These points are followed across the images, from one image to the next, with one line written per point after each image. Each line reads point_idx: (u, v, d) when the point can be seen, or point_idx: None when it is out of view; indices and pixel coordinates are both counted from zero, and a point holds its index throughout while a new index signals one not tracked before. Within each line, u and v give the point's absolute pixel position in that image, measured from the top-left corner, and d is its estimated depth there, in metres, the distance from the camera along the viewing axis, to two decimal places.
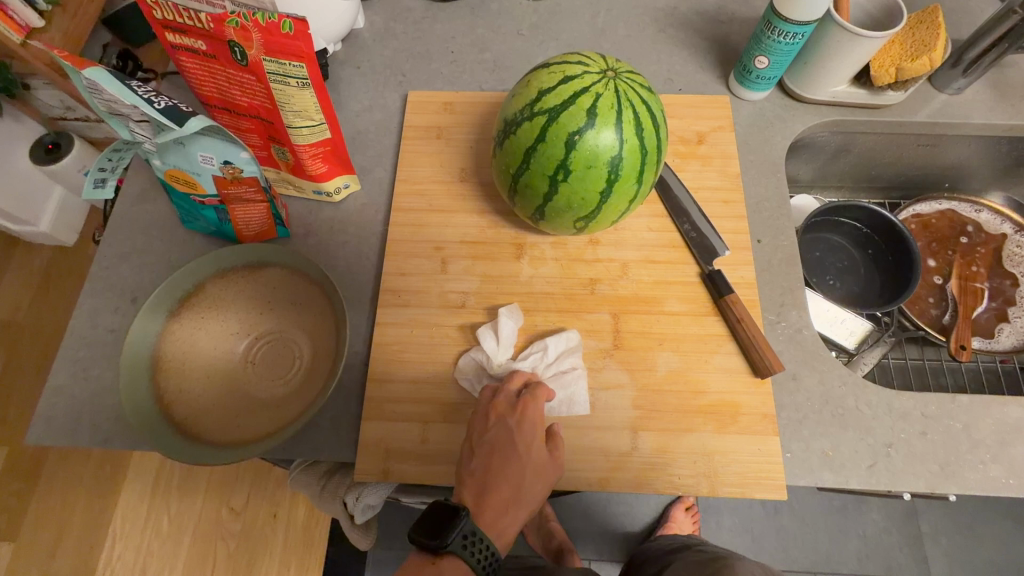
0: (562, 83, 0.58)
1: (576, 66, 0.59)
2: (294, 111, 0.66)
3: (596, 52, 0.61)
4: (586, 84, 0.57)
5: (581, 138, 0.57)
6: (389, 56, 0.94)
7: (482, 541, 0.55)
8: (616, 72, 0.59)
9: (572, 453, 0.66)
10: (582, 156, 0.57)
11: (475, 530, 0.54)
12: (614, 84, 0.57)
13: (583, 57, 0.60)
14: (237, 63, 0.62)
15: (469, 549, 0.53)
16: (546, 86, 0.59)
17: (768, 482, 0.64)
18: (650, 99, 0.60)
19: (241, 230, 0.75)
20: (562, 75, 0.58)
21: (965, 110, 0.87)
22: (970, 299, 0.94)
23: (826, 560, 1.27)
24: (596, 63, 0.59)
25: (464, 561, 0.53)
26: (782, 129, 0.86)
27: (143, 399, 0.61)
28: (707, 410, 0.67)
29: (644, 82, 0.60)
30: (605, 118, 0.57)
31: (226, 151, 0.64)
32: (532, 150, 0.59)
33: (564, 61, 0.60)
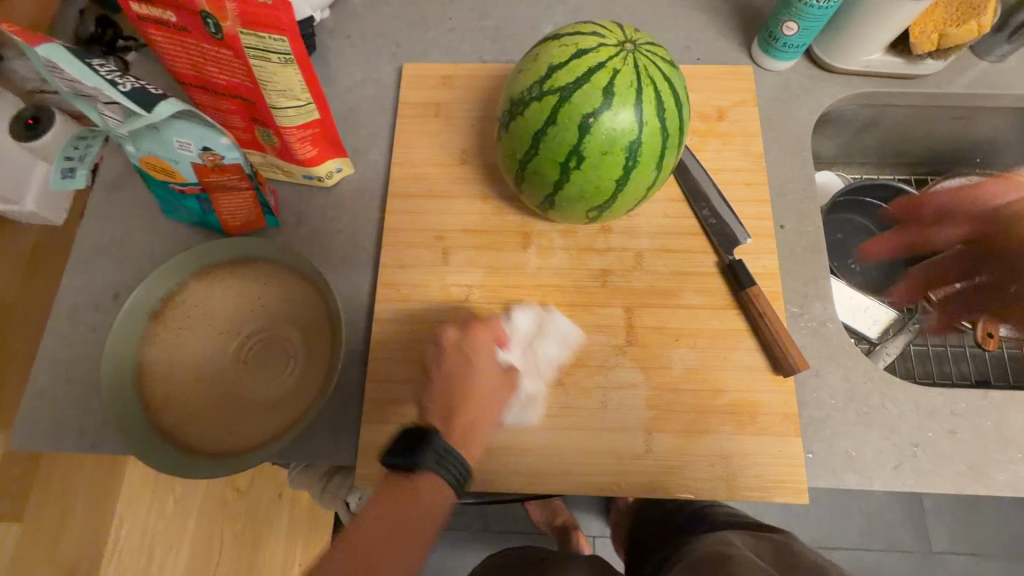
0: (574, 55, 0.52)
1: (591, 35, 0.52)
2: (277, 90, 0.59)
3: (613, 21, 0.54)
4: (602, 58, 0.51)
5: (596, 118, 0.51)
6: (381, 25, 0.86)
7: (456, 455, 0.52)
8: (636, 44, 0.52)
9: (583, 456, 0.62)
10: (599, 140, 0.51)
11: (448, 445, 0.52)
12: (634, 57, 0.51)
13: (599, 26, 0.53)
14: (212, 37, 0.56)
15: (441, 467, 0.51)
16: (558, 59, 0.53)
17: (788, 486, 0.61)
18: (673, 75, 0.54)
19: (227, 220, 0.70)
20: (575, 47, 0.52)
21: (1007, 80, 0.81)
22: (993, 281, 0.87)
23: (829, 536, 1.27)
24: (614, 33, 0.53)
25: (438, 476, 0.51)
26: (808, 103, 0.80)
27: (129, 406, 0.58)
28: (726, 409, 0.64)
29: (667, 55, 0.54)
30: (623, 97, 0.51)
31: (204, 135, 0.58)
32: (541, 133, 0.53)
33: (577, 30, 0.54)
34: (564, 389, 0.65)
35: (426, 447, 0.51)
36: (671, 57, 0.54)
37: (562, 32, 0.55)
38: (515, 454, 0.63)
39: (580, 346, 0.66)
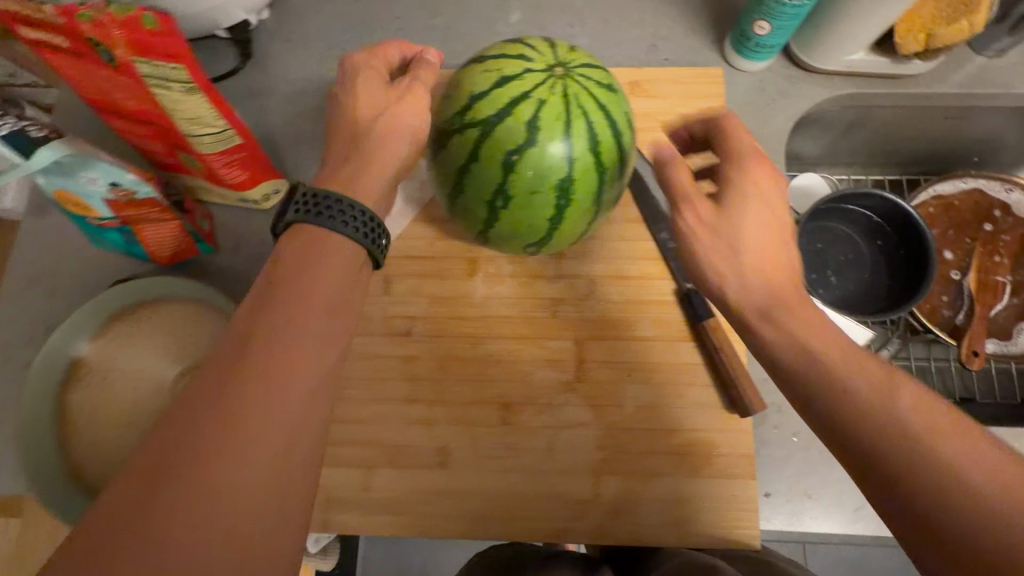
0: (497, 82, 0.47)
1: (519, 58, 0.47)
2: (186, 118, 0.55)
3: (546, 40, 0.49)
4: (527, 85, 0.46)
5: (519, 152, 0.46)
6: (323, 25, 0.80)
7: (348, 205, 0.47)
8: (567, 67, 0.47)
9: (529, 499, 0.60)
10: (526, 177, 0.47)
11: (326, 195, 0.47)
12: (564, 83, 0.46)
13: (528, 47, 0.48)
14: (109, 65, 0.51)
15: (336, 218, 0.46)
16: (481, 84, 0.47)
17: (742, 531, 0.58)
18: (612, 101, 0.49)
19: (155, 251, 0.66)
20: (499, 72, 0.47)
21: (1006, 77, 0.74)
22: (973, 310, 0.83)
23: None
24: (543, 54, 0.48)
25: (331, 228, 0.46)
26: (785, 108, 0.73)
27: (45, 458, 0.56)
28: (680, 450, 0.60)
29: (603, 79, 0.49)
30: (549, 128, 0.46)
31: (110, 174, 0.54)
32: (465, 169, 0.49)
33: (504, 51, 0.49)
34: (510, 428, 0.62)
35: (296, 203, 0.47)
36: (609, 79, 0.50)
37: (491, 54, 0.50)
38: (457, 497, 0.60)
39: (526, 383, 0.63)
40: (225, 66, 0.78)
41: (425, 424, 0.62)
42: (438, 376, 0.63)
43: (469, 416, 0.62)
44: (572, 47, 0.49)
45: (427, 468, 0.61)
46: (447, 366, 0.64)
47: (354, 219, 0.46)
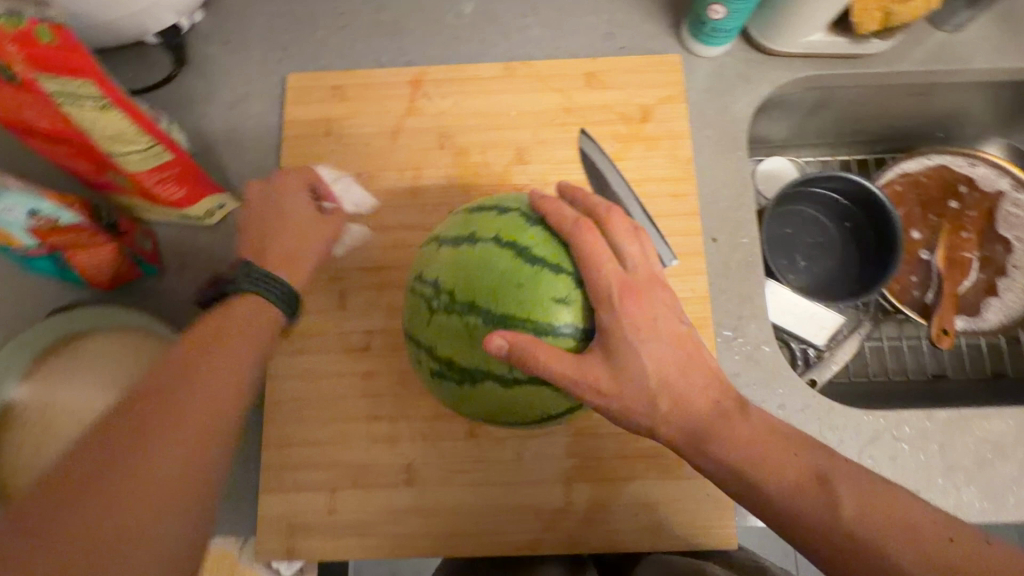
0: (433, 362, 0.49)
1: (427, 325, 0.48)
2: (106, 136, 0.51)
3: (428, 280, 0.48)
4: (454, 354, 0.47)
5: (507, 404, 0.48)
6: (263, 25, 0.76)
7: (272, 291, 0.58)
8: (464, 313, 0.46)
9: (501, 512, 0.58)
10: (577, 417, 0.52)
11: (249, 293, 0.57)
12: (476, 335, 0.46)
13: (424, 299, 0.48)
14: (9, 82, 0.46)
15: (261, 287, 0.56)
16: (424, 362, 0.50)
17: (718, 532, 0.57)
18: (515, 289, 0.45)
19: (91, 277, 0.62)
20: (424, 348, 0.49)
21: (967, 52, 0.73)
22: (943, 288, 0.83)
23: None
24: (437, 307, 0.47)
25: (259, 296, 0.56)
26: (746, 92, 0.71)
27: None
28: (653, 453, 0.59)
29: (492, 274, 0.45)
30: (505, 377, 0.46)
31: (26, 202, 0.50)
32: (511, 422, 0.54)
33: (413, 317, 0.50)
34: (477, 441, 0.60)
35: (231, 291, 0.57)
36: (501, 264, 0.45)
37: (408, 311, 0.51)
38: (427, 514, 0.58)
39: None
40: (159, 73, 0.73)
41: (388, 441, 0.60)
42: (400, 392, 0.61)
43: (435, 431, 0.60)
44: (449, 275, 0.47)
45: (392, 487, 0.59)
46: (410, 381, 0.61)
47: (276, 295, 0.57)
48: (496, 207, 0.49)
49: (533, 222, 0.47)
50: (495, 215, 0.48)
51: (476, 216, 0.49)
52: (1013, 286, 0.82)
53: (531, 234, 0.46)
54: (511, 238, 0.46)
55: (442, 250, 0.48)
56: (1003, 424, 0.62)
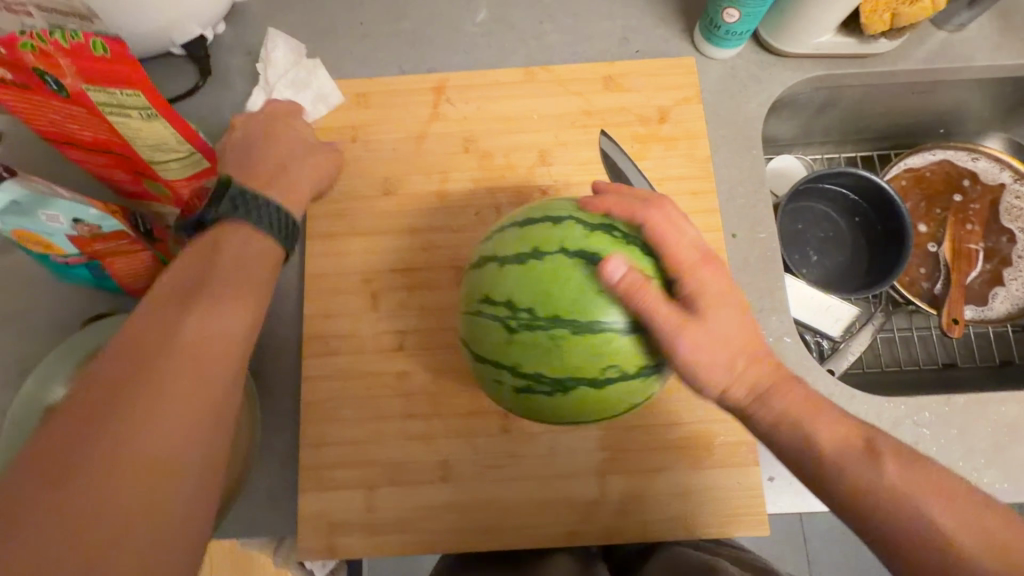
0: (518, 381, 0.47)
1: (506, 346, 0.46)
2: (149, 144, 0.52)
3: (499, 300, 0.46)
4: (544, 370, 0.46)
5: (601, 408, 0.47)
6: (285, 35, 0.77)
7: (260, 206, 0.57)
8: (550, 329, 0.44)
9: (537, 505, 0.60)
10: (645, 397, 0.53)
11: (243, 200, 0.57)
12: (567, 347, 0.45)
13: (499, 320, 0.46)
14: (57, 95, 0.48)
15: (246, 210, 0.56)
16: (505, 383, 0.48)
17: (749, 519, 0.59)
18: (598, 294, 0.45)
19: (126, 283, 0.63)
20: (506, 368, 0.47)
21: (969, 51, 0.76)
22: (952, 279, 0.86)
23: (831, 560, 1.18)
24: (517, 327, 0.45)
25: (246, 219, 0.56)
26: (758, 92, 0.73)
27: None
28: (683, 444, 0.60)
29: (572, 285, 0.45)
30: (601, 384, 0.46)
31: (72, 210, 0.51)
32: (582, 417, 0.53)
33: (485, 340, 0.47)
34: (511, 436, 0.61)
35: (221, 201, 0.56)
36: (578, 273, 0.45)
37: (472, 333, 0.49)
38: (464, 509, 0.60)
39: None
40: (184, 85, 0.74)
41: (423, 439, 0.61)
42: (434, 390, 0.62)
43: (469, 428, 0.61)
44: (523, 293, 0.45)
45: (429, 484, 0.60)
46: (443, 379, 0.63)
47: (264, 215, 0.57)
48: (548, 217, 0.48)
49: (593, 226, 0.47)
50: (551, 224, 0.47)
51: (531, 229, 0.47)
52: (1018, 276, 0.85)
53: (596, 239, 0.46)
54: (579, 247, 0.46)
55: (506, 269, 0.46)
56: (1018, 408, 0.64)
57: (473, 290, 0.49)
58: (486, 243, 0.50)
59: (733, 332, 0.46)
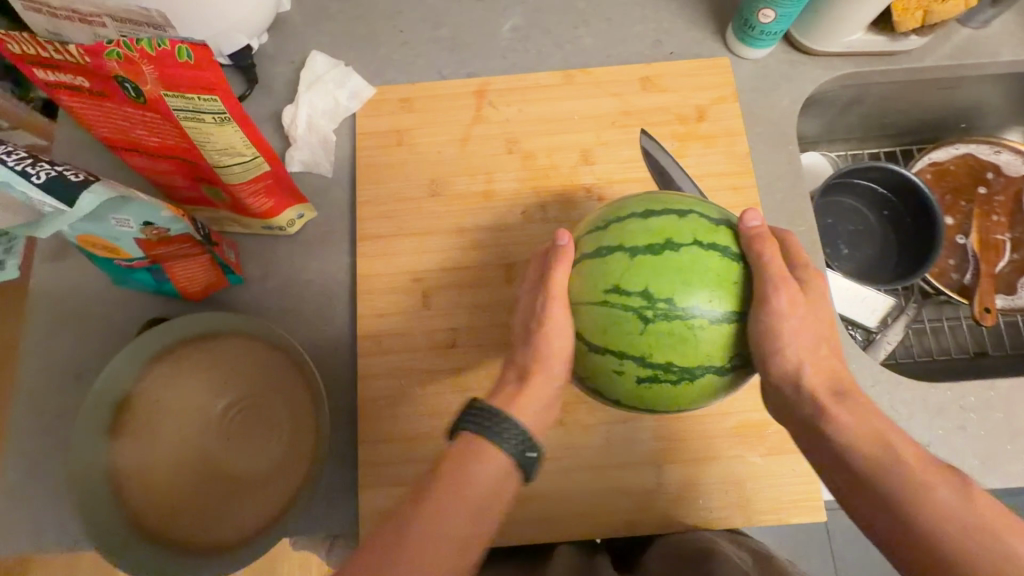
0: (644, 370, 0.47)
1: (639, 336, 0.46)
2: (217, 149, 0.54)
3: (635, 291, 0.46)
4: (675, 358, 0.46)
5: (713, 394, 0.49)
6: (327, 44, 0.79)
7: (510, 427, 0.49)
8: (687, 317, 0.46)
9: (595, 496, 0.60)
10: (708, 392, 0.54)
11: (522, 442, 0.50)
12: (701, 335, 0.46)
13: (634, 310, 0.46)
14: (133, 102, 0.50)
15: (500, 435, 0.49)
16: (627, 375, 0.48)
17: (805, 505, 0.60)
18: (728, 284, 0.47)
19: (184, 287, 0.64)
20: (632, 359, 0.47)
21: (992, 47, 0.78)
22: (981, 270, 0.88)
23: None
24: (654, 317, 0.46)
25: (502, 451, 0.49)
26: (790, 91, 0.75)
27: (106, 515, 0.54)
28: (736, 432, 0.61)
29: (706, 275, 0.47)
30: (722, 370, 0.48)
31: (143, 214, 0.52)
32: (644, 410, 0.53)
33: (606, 325, 0.48)
34: (566, 429, 0.62)
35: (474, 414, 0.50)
36: (711, 264, 0.47)
37: (594, 324, 0.48)
38: (521, 503, 0.60)
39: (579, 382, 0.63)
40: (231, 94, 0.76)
41: None
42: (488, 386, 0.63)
43: None
44: (663, 282, 0.46)
45: None
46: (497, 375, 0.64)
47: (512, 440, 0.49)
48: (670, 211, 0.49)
49: (714, 222, 0.49)
50: (676, 218, 0.48)
51: (659, 220, 0.48)
52: None
53: (719, 233, 0.49)
54: (708, 240, 0.48)
55: (639, 258, 0.47)
56: None
57: (596, 282, 0.48)
58: (602, 234, 0.50)
59: (819, 323, 0.49)
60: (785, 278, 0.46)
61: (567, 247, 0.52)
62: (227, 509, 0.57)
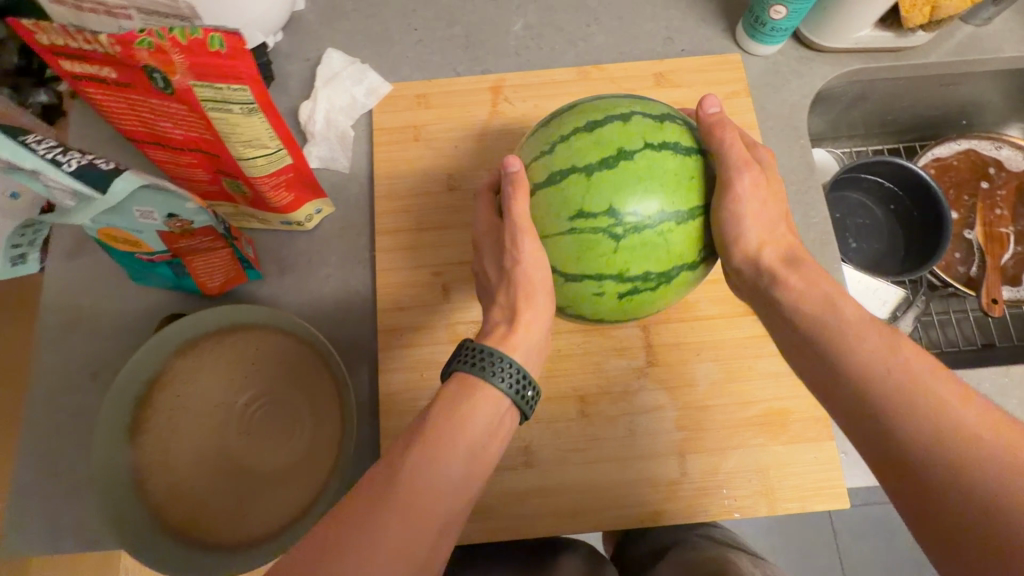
0: (623, 284, 0.48)
1: (614, 255, 0.46)
2: (242, 141, 0.53)
3: (601, 210, 0.45)
4: (650, 268, 0.47)
5: (687, 288, 0.51)
6: (342, 42, 0.79)
7: (507, 363, 0.47)
8: (655, 225, 0.46)
9: (619, 487, 0.60)
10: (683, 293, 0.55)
11: (517, 376, 0.47)
12: (668, 238, 0.47)
13: (604, 230, 0.46)
14: (161, 92, 0.50)
15: (494, 374, 0.46)
16: (607, 292, 0.48)
17: (829, 493, 0.60)
18: (683, 182, 0.47)
19: (203, 282, 0.64)
20: (611, 277, 0.47)
21: (995, 43, 0.80)
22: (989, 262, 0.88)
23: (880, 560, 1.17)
24: (625, 232, 0.46)
25: (494, 387, 0.46)
26: (801, 86, 0.77)
27: (128, 510, 0.53)
28: (757, 421, 0.62)
29: (663, 178, 0.46)
30: (693, 264, 0.49)
31: (168, 206, 0.52)
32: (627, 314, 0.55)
33: (577, 249, 0.47)
34: (589, 420, 0.62)
35: (464, 352, 0.48)
36: (665, 165, 0.47)
37: (563, 252, 0.48)
38: (546, 495, 0.60)
39: (600, 374, 0.63)
40: None
41: None
42: None
43: (547, 413, 0.62)
44: (626, 195, 0.45)
45: (511, 470, 0.61)
46: None
47: (504, 373, 0.46)
48: (612, 119, 0.48)
49: (657, 118, 0.49)
50: (620, 125, 0.47)
51: (604, 132, 0.47)
52: None
53: (665, 129, 0.48)
54: (656, 139, 0.47)
55: (596, 174, 0.46)
56: None
57: (559, 209, 0.47)
58: (551, 158, 0.48)
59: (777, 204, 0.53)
60: (747, 160, 0.49)
61: (519, 174, 0.49)
62: (248, 503, 0.56)
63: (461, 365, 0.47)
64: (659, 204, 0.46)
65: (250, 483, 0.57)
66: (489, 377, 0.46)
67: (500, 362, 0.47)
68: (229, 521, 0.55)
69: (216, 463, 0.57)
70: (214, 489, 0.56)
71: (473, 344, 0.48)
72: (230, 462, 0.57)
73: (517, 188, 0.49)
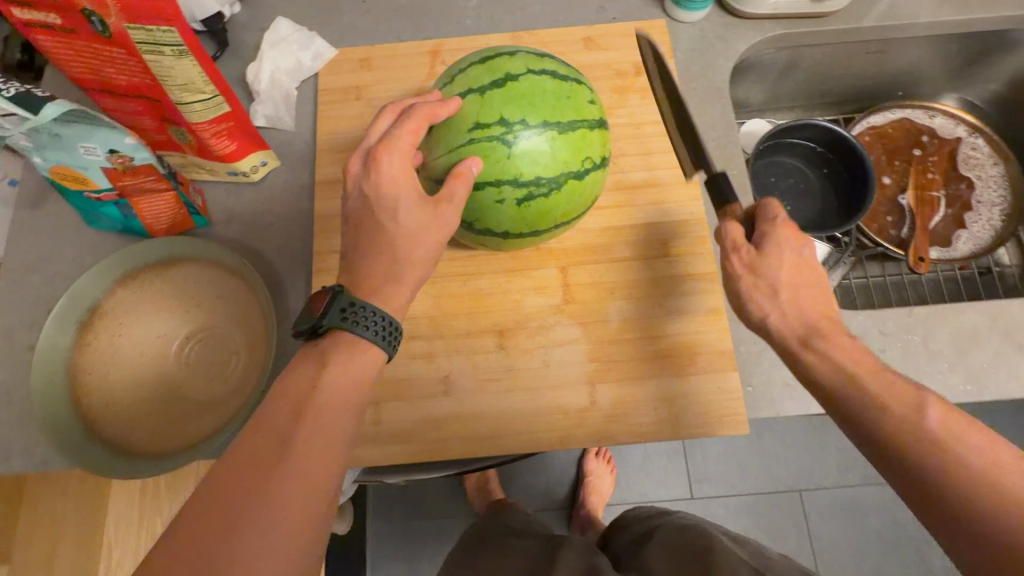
0: (521, 191, 0.52)
1: (508, 159, 0.51)
2: (178, 84, 0.58)
3: (493, 119, 0.51)
4: (543, 173, 0.51)
5: (575, 210, 0.56)
6: (294, 13, 0.85)
7: (372, 311, 0.47)
8: (541, 130, 0.51)
9: (531, 414, 0.64)
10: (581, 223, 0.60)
11: (385, 325, 0.47)
12: (554, 145, 0.51)
13: (496, 138, 0.50)
14: (100, 36, 0.54)
15: (360, 325, 0.46)
16: (506, 199, 0.52)
17: (728, 419, 0.63)
18: (566, 101, 0.52)
19: (151, 224, 0.69)
20: (508, 183, 0.51)
21: (912, 10, 0.83)
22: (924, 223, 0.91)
23: (832, 525, 1.19)
24: (514, 140, 0.50)
25: (359, 336, 0.46)
26: (725, 51, 0.81)
27: (64, 419, 0.58)
28: (666, 353, 0.65)
29: (546, 95, 0.52)
30: (577, 185, 0.53)
31: (104, 142, 0.57)
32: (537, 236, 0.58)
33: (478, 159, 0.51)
34: (507, 352, 0.66)
35: (332, 305, 0.46)
36: (548, 86, 0.52)
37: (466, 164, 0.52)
38: (464, 421, 0.64)
39: (518, 310, 0.67)
40: None
41: (426, 357, 0.66)
42: (434, 315, 0.67)
43: (467, 346, 0.66)
44: (512, 109, 0.51)
45: (432, 398, 0.64)
46: (443, 304, 0.67)
47: (372, 322, 0.46)
48: (500, 53, 0.55)
49: (540, 54, 0.55)
50: (507, 57, 0.54)
51: (493, 64, 0.53)
52: (978, 219, 0.92)
53: (547, 61, 0.54)
54: (538, 67, 0.53)
55: (489, 93, 0.51)
56: (976, 316, 0.68)
57: (454, 127, 0.52)
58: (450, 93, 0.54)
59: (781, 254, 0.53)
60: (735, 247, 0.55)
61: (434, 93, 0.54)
62: (179, 420, 0.61)
63: (328, 318, 0.46)
64: (544, 113, 0.51)
65: (181, 403, 0.61)
66: (356, 329, 0.46)
67: (366, 313, 0.46)
68: (160, 434, 0.60)
69: (152, 383, 0.61)
70: (148, 406, 0.61)
71: (343, 295, 0.47)
72: (164, 383, 0.62)
73: (461, 179, 0.50)
